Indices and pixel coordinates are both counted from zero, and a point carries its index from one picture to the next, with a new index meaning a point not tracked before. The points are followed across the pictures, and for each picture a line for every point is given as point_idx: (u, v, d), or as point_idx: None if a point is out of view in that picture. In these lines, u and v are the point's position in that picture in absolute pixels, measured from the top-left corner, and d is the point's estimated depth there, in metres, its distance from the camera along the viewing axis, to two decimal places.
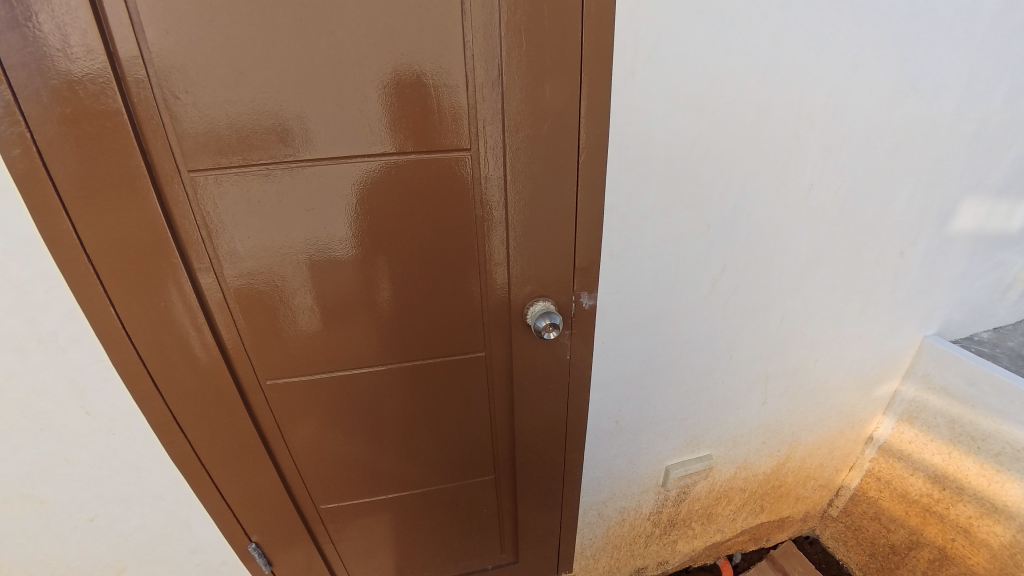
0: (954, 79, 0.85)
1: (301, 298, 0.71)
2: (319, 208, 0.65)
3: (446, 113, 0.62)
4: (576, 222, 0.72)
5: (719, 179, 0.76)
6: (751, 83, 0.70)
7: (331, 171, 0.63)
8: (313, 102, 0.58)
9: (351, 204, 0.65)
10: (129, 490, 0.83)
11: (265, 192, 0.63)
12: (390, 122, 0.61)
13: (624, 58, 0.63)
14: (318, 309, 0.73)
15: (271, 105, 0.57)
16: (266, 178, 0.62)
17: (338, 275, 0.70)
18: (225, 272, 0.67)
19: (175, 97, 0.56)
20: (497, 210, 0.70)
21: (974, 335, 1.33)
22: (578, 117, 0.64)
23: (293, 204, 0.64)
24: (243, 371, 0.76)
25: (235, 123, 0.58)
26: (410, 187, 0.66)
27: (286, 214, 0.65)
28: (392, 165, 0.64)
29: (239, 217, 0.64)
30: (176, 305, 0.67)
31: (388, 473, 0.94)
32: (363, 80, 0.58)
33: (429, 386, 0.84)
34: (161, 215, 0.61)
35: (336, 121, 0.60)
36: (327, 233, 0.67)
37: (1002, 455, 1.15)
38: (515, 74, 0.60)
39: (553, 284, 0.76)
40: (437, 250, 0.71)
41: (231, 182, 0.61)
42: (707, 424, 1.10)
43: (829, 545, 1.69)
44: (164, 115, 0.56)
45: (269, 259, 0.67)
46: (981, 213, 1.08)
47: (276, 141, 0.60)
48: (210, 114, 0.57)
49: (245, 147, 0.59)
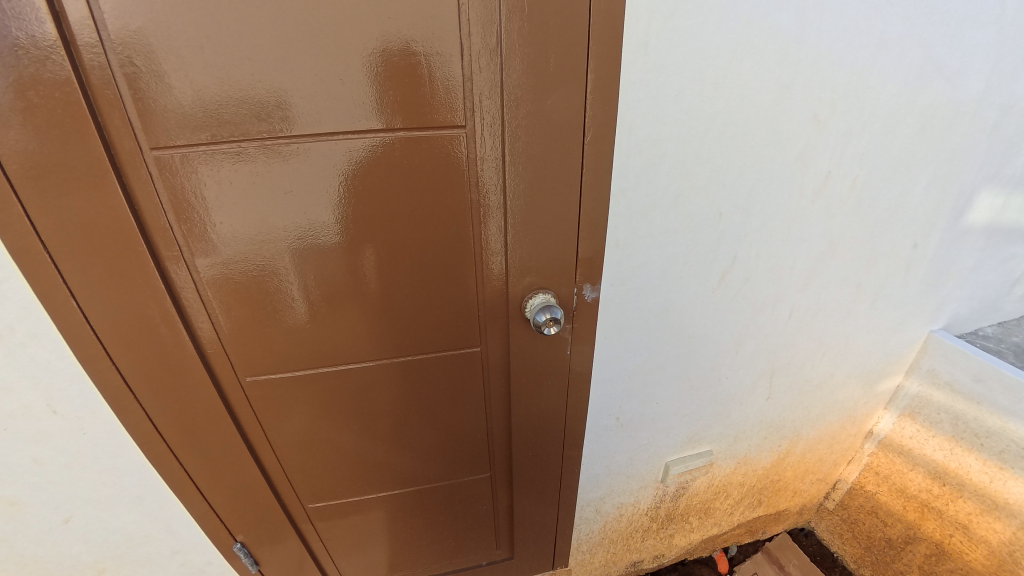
0: (981, 60, 0.79)
1: (281, 288, 0.66)
2: (299, 190, 0.59)
3: (438, 87, 0.57)
4: (580, 209, 0.66)
5: (733, 166, 0.71)
6: (770, 62, 0.64)
7: (313, 150, 0.57)
8: (290, 71, 0.52)
9: (336, 185, 0.60)
10: (106, 491, 0.79)
11: (239, 173, 0.57)
12: (376, 95, 0.55)
13: (636, 28, 0.57)
14: (301, 300, 0.67)
15: (242, 74, 0.51)
16: (240, 157, 0.56)
17: (322, 263, 0.65)
18: (198, 261, 0.62)
19: (133, 63, 0.49)
20: (494, 194, 0.64)
21: (979, 330, 1.30)
22: (584, 92, 0.58)
23: (270, 185, 0.58)
24: (220, 366, 0.71)
25: (201, 93, 0.52)
26: (399, 167, 0.60)
27: (262, 196, 0.59)
28: (379, 144, 0.59)
29: (210, 199, 0.58)
30: (145, 296, 0.61)
31: (378, 470, 0.90)
32: (346, 46, 0.52)
33: (422, 380, 0.80)
34: (123, 198, 0.55)
35: (316, 94, 0.54)
36: (308, 218, 0.61)
37: (1005, 453, 1.13)
38: (517, 42, 0.55)
39: (554, 275, 0.72)
40: (431, 238, 0.66)
41: (200, 161, 0.56)
42: (709, 420, 1.07)
43: (825, 537, 1.68)
44: (119, 84, 0.50)
45: (245, 247, 0.62)
46: (997, 205, 1.04)
47: (250, 115, 0.54)
48: (173, 83, 0.51)
49: (215, 121, 0.54)
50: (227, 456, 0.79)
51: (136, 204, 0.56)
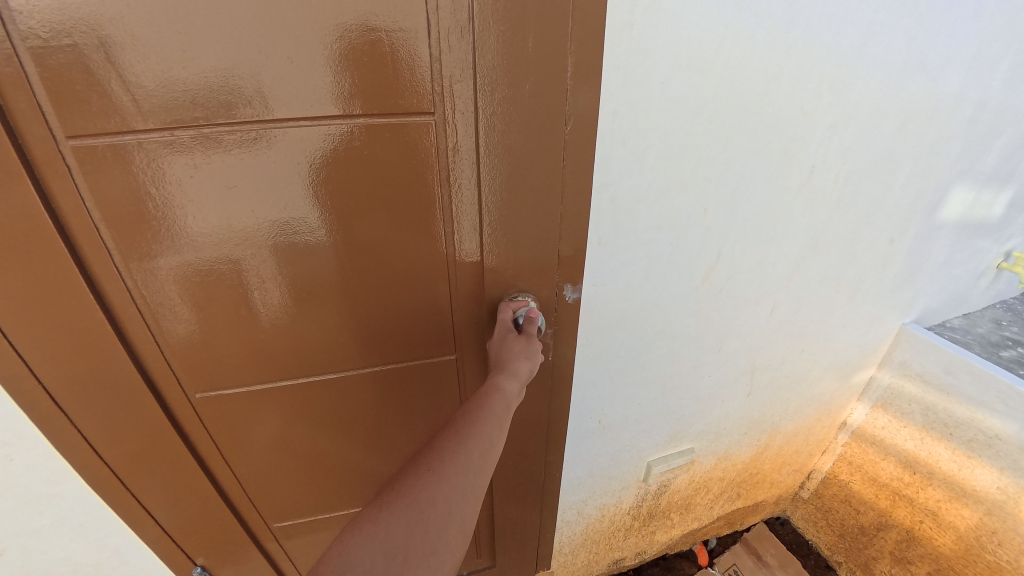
0: (961, 54, 0.78)
1: (230, 295, 0.59)
2: (244, 186, 0.53)
3: (401, 72, 0.51)
4: (561, 206, 0.62)
5: (718, 159, 0.68)
6: (759, 50, 0.61)
7: (263, 141, 0.51)
8: (230, 47, 0.46)
9: (292, 181, 0.54)
10: (43, 521, 0.71)
11: (175, 166, 0.50)
12: (332, 77, 0.50)
13: (621, 8, 0.52)
14: (252, 307, 0.61)
15: (172, 50, 0.45)
16: (172, 148, 0.49)
17: (273, 265, 0.59)
18: (130, 267, 0.55)
19: (35, 36, 0.42)
20: (468, 190, 0.59)
21: (947, 321, 1.33)
22: (565, 78, 0.54)
23: (209, 180, 0.52)
24: (167, 382, 0.64)
25: (123, 72, 0.45)
26: (359, 160, 0.55)
27: (199, 192, 0.52)
28: (337, 134, 0.53)
29: (137, 196, 0.51)
30: (73, 307, 0.54)
31: (350, 486, 0.85)
32: (295, 20, 0.46)
33: (396, 390, 0.75)
34: (36, 196, 0.48)
35: (260, 78, 0.48)
36: (255, 217, 0.55)
37: (974, 442, 1.17)
38: (491, 20, 0.50)
39: (534, 276, 0.67)
40: (398, 237, 0.61)
41: (124, 152, 0.49)
42: (691, 418, 1.05)
43: (800, 526, 1.71)
44: (29, 66, 0.43)
45: (188, 249, 0.55)
46: (969, 200, 1.05)
47: (184, 99, 0.47)
48: (85, 59, 0.44)
49: (142, 106, 0.47)
50: (179, 476, 0.72)
51: (54, 203, 0.49)
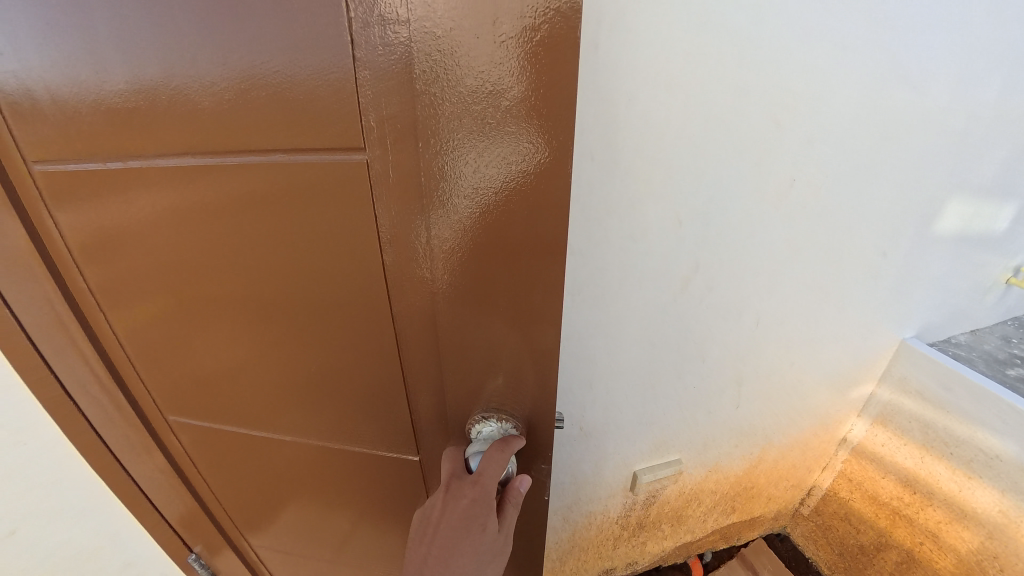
0: (947, 67, 0.78)
1: (181, 318, 0.63)
2: (180, 220, 0.55)
3: (325, 121, 0.46)
4: (513, 286, 0.51)
5: (691, 172, 0.69)
6: (728, 65, 0.62)
7: (198, 182, 0.52)
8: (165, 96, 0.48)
9: (233, 219, 0.54)
10: (49, 504, 0.77)
11: (140, 192, 0.54)
12: (258, 124, 0.48)
13: (584, 31, 0.55)
14: (200, 334, 0.63)
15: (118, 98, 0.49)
16: (121, 181, 0.53)
17: (217, 297, 0.60)
18: (104, 276, 0.60)
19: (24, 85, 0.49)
20: (403, 249, 0.52)
21: (952, 337, 1.31)
22: (507, 135, 0.43)
23: (151, 211, 0.55)
24: (128, 369, 0.69)
25: (81, 116, 0.50)
26: (286, 207, 0.52)
27: (144, 222, 0.56)
28: (263, 180, 0.51)
29: (95, 221, 0.56)
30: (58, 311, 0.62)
31: (323, 520, 0.82)
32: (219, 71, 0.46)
33: (358, 446, 0.71)
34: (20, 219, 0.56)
35: (189, 118, 0.49)
36: (192, 250, 0.57)
37: (974, 463, 1.14)
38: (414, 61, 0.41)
39: (494, 364, 0.56)
40: (333, 289, 0.57)
41: (85, 183, 0.54)
42: (677, 428, 1.06)
43: (800, 543, 1.67)
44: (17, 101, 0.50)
45: (147, 271, 0.59)
46: (967, 213, 1.03)
47: (132, 138, 0.51)
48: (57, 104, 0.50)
49: (98, 145, 0.52)
50: (152, 455, 0.78)
51: (37, 208, 0.56)
